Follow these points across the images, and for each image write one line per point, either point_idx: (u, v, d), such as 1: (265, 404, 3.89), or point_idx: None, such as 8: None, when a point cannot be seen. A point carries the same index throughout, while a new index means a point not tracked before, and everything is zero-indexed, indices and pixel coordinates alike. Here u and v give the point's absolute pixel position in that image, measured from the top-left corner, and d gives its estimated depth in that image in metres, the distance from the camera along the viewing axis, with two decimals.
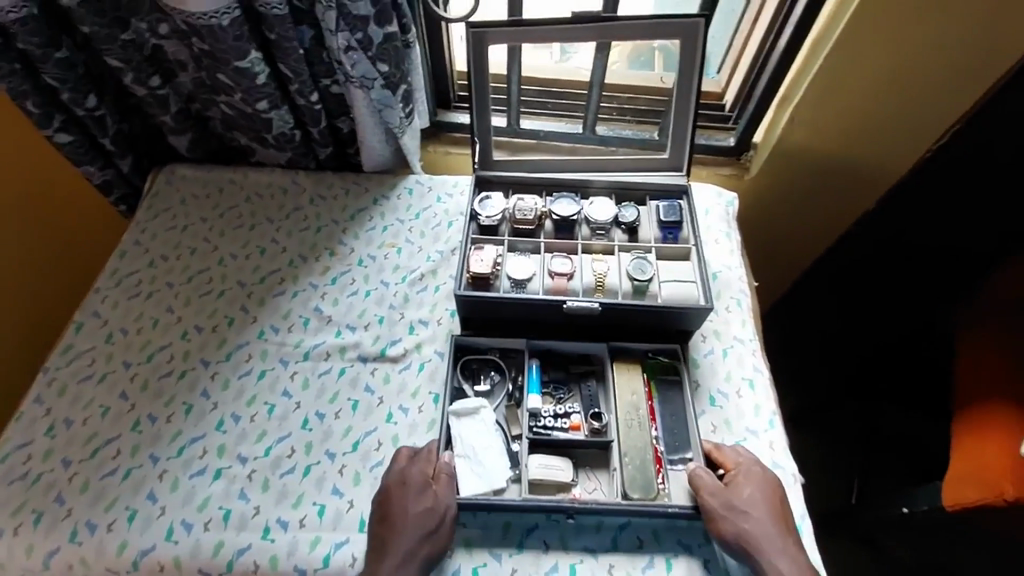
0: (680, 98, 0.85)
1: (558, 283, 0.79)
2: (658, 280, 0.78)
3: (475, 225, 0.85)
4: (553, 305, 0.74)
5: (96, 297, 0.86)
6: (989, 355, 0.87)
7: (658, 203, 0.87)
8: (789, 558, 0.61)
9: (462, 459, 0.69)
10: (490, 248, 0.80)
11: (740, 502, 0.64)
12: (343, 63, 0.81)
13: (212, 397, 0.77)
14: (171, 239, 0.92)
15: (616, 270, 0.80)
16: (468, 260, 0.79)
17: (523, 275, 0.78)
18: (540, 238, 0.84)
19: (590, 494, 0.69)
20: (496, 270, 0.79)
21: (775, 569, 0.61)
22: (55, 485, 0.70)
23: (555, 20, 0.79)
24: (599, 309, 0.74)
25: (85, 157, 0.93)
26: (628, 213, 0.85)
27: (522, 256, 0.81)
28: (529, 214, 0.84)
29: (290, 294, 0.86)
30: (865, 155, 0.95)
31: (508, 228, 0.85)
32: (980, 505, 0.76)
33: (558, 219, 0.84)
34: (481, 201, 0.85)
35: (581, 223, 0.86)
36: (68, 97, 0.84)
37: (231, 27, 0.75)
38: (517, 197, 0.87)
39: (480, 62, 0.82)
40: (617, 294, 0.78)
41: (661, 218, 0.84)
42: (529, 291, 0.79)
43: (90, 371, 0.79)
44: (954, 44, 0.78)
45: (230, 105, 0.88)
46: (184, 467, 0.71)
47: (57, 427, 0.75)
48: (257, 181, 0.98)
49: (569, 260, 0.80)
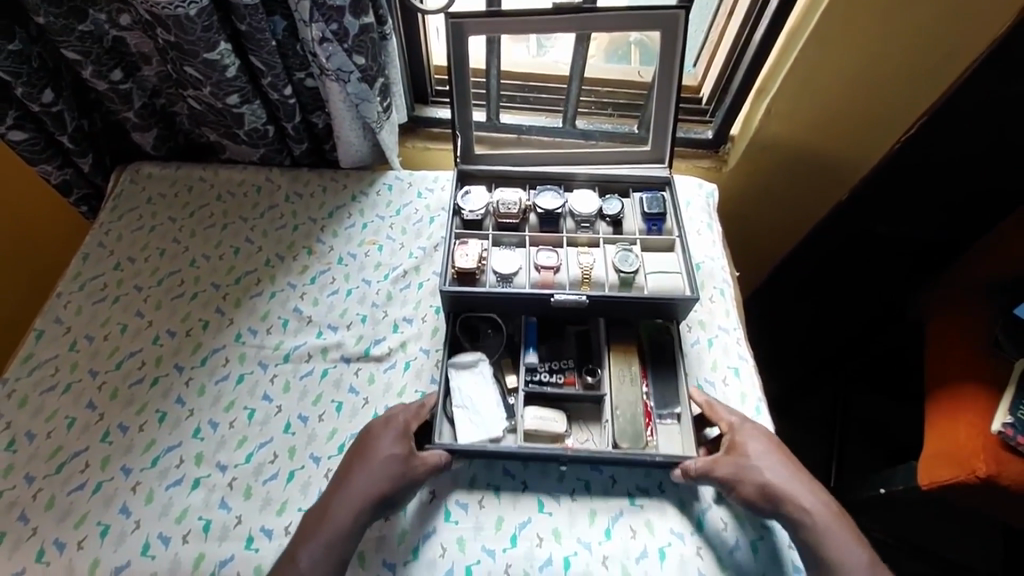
0: (661, 89, 0.85)
1: (544, 276, 0.78)
2: (643, 272, 0.78)
3: (459, 220, 0.83)
4: (540, 298, 0.73)
5: (57, 303, 0.81)
6: (959, 336, 0.90)
7: (640, 195, 0.87)
8: (811, 495, 0.62)
9: (461, 410, 0.70)
10: (475, 243, 0.79)
11: (750, 461, 0.64)
12: (318, 55, 0.78)
13: (187, 404, 0.74)
14: (139, 240, 0.88)
15: (602, 263, 0.80)
16: (453, 255, 0.78)
17: (509, 269, 0.78)
18: (525, 232, 0.83)
19: (582, 445, 0.71)
20: (481, 265, 0.78)
21: (804, 510, 0.61)
22: (18, 502, 0.66)
23: (534, 11, 0.78)
24: (586, 302, 0.73)
25: (42, 155, 0.88)
26: (612, 205, 0.85)
27: (507, 250, 0.80)
28: (513, 208, 0.83)
29: (268, 296, 0.83)
30: (839, 147, 0.97)
31: (492, 223, 0.84)
32: (953, 482, 0.80)
33: (542, 213, 0.84)
34: (462, 195, 0.84)
35: (565, 217, 0.85)
36: (22, 92, 0.79)
37: (199, 17, 0.71)
38: (501, 191, 0.86)
39: (460, 54, 0.81)
40: (603, 286, 0.78)
41: (645, 210, 0.84)
42: (515, 285, 0.78)
43: (53, 382, 0.75)
44: (921, 36, 0.81)
45: (198, 100, 0.84)
46: (160, 478, 0.68)
47: (19, 442, 0.70)
48: (229, 179, 0.94)
49: (555, 253, 0.80)
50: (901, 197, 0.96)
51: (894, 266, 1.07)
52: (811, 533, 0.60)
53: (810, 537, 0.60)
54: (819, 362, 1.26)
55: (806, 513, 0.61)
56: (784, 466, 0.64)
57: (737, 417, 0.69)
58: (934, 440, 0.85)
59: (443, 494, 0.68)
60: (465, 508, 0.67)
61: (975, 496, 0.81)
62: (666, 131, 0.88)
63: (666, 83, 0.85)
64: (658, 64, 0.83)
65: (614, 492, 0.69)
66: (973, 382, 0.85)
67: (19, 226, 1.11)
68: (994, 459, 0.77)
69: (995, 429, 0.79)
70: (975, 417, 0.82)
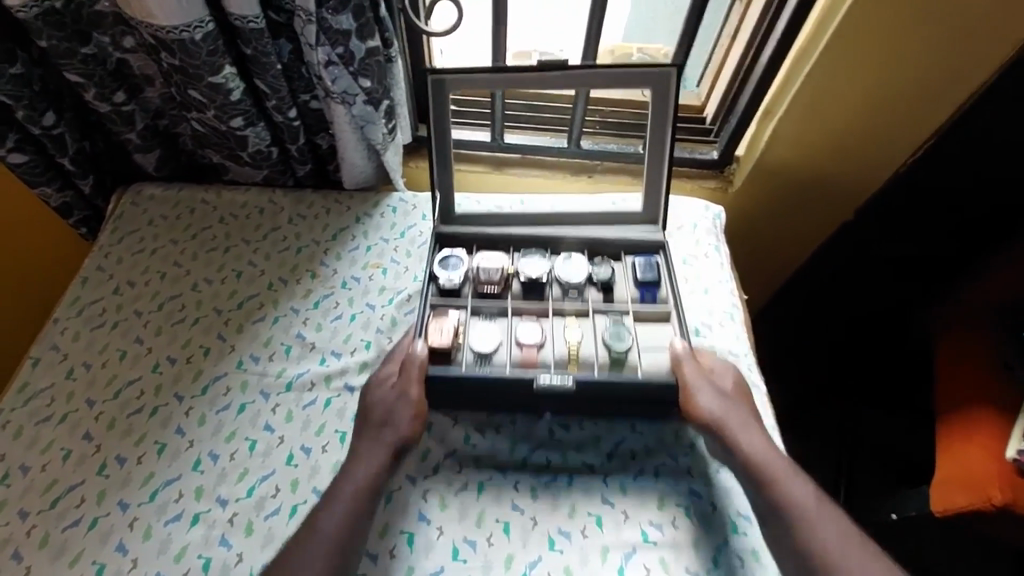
0: (657, 121, 0.80)
1: (527, 354, 0.73)
2: (635, 349, 0.73)
3: (435, 288, 0.78)
4: (520, 382, 0.69)
5: (55, 329, 0.80)
6: (971, 358, 0.89)
7: (634, 259, 0.82)
8: (751, 430, 0.67)
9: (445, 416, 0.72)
10: (452, 315, 0.74)
11: (709, 402, 0.68)
12: (323, 78, 0.78)
13: (187, 434, 0.72)
14: (139, 264, 0.86)
15: (590, 337, 0.75)
16: (428, 330, 0.72)
17: (488, 347, 0.72)
18: (508, 301, 0.79)
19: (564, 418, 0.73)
20: (458, 341, 0.73)
21: (740, 442, 0.66)
22: (11, 540, 0.64)
23: (517, 72, 0.75)
24: (573, 386, 0.68)
25: (42, 177, 0.87)
26: (602, 270, 0.80)
27: (487, 322, 0.76)
28: (495, 275, 0.78)
29: (270, 321, 0.82)
30: (849, 168, 0.97)
31: (472, 289, 0.79)
32: (970, 510, 0.77)
33: (526, 280, 0.79)
34: (443, 261, 0.79)
35: (552, 283, 0.80)
36: (22, 114, 0.78)
37: (205, 42, 0.71)
38: (483, 254, 0.81)
39: (441, 108, 0.78)
40: (592, 365, 0.73)
41: (638, 277, 0.79)
42: (494, 364, 0.73)
43: (49, 412, 0.73)
44: (927, 62, 0.81)
45: (202, 122, 0.84)
46: (159, 513, 0.66)
47: (13, 475, 0.68)
48: (232, 200, 0.93)
49: (539, 328, 0.75)
50: None
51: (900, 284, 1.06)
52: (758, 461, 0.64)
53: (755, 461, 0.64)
54: (823, 373, 1.24)
55: (744, 447, 0.65)
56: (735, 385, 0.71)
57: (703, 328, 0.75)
58: (947, 466, 0.83)
59: (449, 531, 0.66)
60: (474, 546, 0.65)
61: (991, 523, 0.79)
62: (661, 163, 0.83)
63: (660, 123, 0.80)
64: (652, 103, 0.79)
65: (626, 528, 0.67)
66: (986, 405, 0.84)
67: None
68: (1011, 487, 0.75)
69: (1010, 456, 0.78)
70: (988, 439, 0.81)
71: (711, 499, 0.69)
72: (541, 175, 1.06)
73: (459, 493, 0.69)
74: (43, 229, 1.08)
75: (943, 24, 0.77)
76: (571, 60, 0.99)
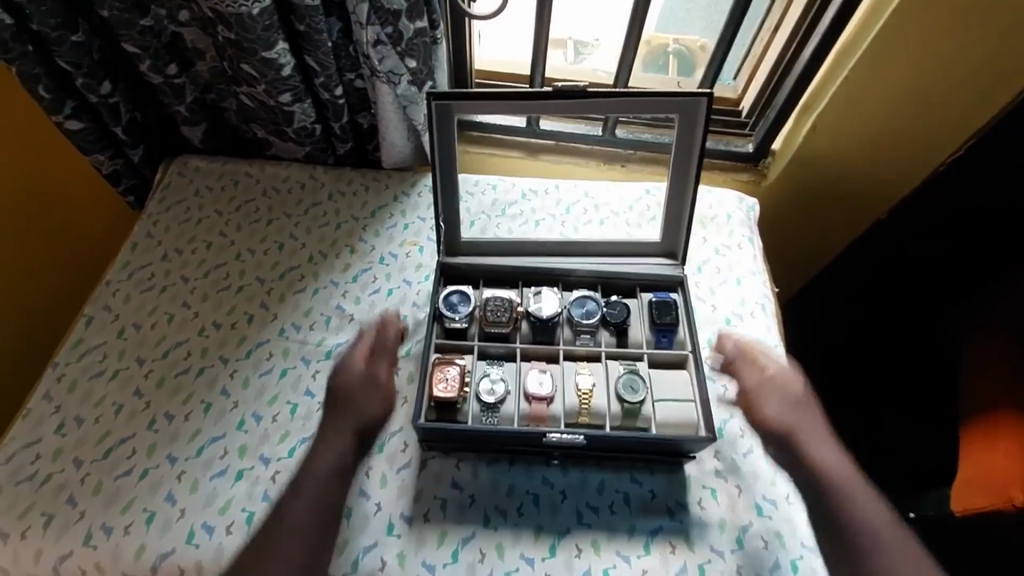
0: (680, 156, 0.76)
1: (536, 407, 0.68)
2: (651, 400, 0.69)
3: (440, 326, 0.74)
4: (530, 438, 0.65)
5: (107, 290, 0.83)
6: (999, 361, 0.89)
7: (650, 297, 0.77)
8: (822, 443, 0.71)
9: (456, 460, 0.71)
10: (456, 363, 0.69)
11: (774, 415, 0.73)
12: (370, 57, 0.80)
13: (232, 395, 0.75)
14: (186, 232, 0.89)
15: (604, 387, 0.70)
16: (431, 380, 0.68)
17: (495, 397, 0.68)
18: (516, 342, 0.74)
19: (576, 463, 0.71)
20: (463, 393, 0.68)
21: (810, 452, 0.71)
22: (66, 486, 0.68)
23: (531, 94, 0.70)
24: (582, 442, 0.65)
25: (96, 145, 0.90)
26: (617, 311, 0.75)
27: (492, 368, 0.71)
28: (503, 315, 0.73)
29: (311, 292, 0.84)
30: (887, 165, 0.96)
31: (478, 329, 0.74)
32: (990, 510, 0.78)
33: (535, 321, 0.74)
34: (449, 298, 0.74)
35: (562, 324, 0.75)
36: (82, 82, 0.81)
37: (261, 17, 0.73)
38: (492, 289, 0.76)
39: (445, 138, 0.75)
40: (604, 417, 0.68)
41: (655, 320, 0.74)
42: (502, 414, 0.69)
43: (101, 368, 0.76)
44: (975, 57, 0.81)
45: (251, 97, 0.86)
46: (204, 468, 0.69)
47: (68, 426, 0.72)
48: (275, 175, 0.96)
49: (548, 378, 0.70)
50: (945, 217, 0.96)
51: (929, 288, 1.04)
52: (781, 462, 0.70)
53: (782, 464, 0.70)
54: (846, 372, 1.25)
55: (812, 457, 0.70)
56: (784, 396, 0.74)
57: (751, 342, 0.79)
58: (972, 467, 0.83)
59: (481, 500, 0.68)
60: (504, 515, 0.67)
61: (1013, 524, 0.79)
62: (682, 198, 0.78)
63: (684, 160, 0.76)
64: (677, 138, 0.75)
65: (653, 506, 0.68)
66: (1015, 409, 0.83)
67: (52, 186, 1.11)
68: None
69: None
70: (1016, 441, 0.80)
71: (737, 483, 0.70)
72: (574, 162, 1.07)
73: (490, 464, 0.71)
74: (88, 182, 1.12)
75: (992, 21, 0.77)
76: (609, 48, 1.01)
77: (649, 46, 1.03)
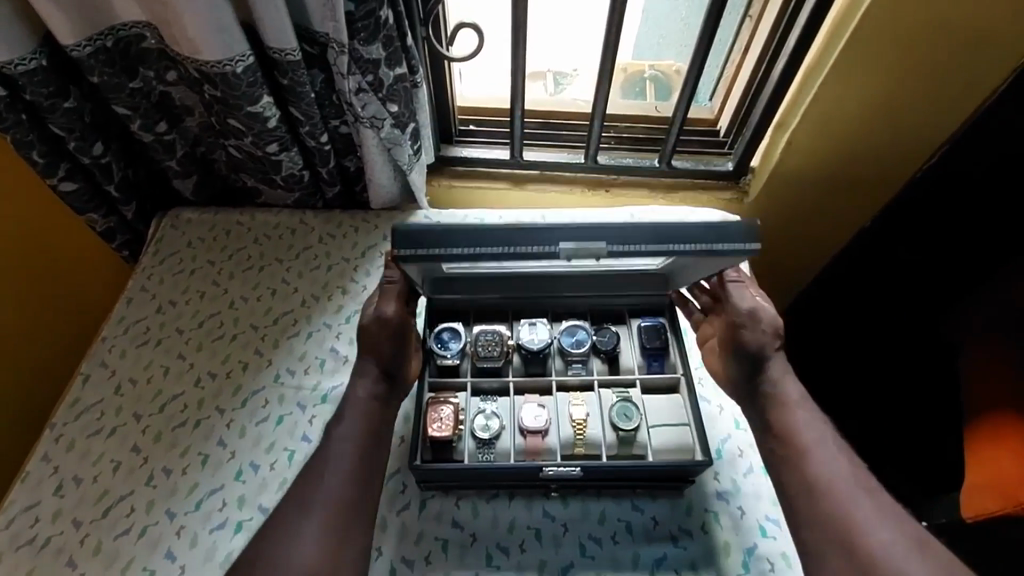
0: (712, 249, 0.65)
1: (531, 441, 0.69)
2: (646, 426, 0.69)
3: (433, 366, 0.74)
4: (527, 472, 0.65)
5: (103, 346, 0.84)
6: (994, 362, 0.89)
7: (639, 322, 0.78)
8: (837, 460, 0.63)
9: (454, 498, 0.70)
10: (449, 403, 0.70)
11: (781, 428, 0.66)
12: (353, 105, 0.82)
13: (229, 445, 0.75)
14: (180, 284, 0.91)
15: (598, 416, 0.70)
16: (425, 420, 0.68)
17: (489, 433, 0.69)
18: (508, 376, 0.74)
19: (577, 495, 0.70)
20: (459, 430, 0.69)
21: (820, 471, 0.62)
22: (65, 550, 0.68)
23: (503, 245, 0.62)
24: (579, 473, 0.66)
25: (89, 205, 0.92)
26: (606, 338, 0.76)
27: (486, 403, 0.71)
28: (494, 350, 0.74)
29: (304, 336, 0.85)
30: (865, 174, 0.98)
31: (470, 365, 0.75)
32: (1005, 514, 0.76)
33: (526, 354, 0.74)
34: (440, 336, 0.75)
35: (553, 354, 0.76)
36: (74, 145, 0.83)
37: (245, 74, 0.75)
38: (482, 325, 0.77)
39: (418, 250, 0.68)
40: (600, 446, 0.69)
41: (644, 346, 0.75)
42: (497, 450, 0.69)
43: (99, 426, 0.77)
44: (938, 67, 0.83)
45: (239, 149, 0.88)
46: (204, 522, 0.69)
47: (66, 486, 0.72)
48: (265, 222, 0.97)
49: (543, 410, 0.70)
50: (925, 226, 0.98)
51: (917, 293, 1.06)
52: (845, 522, 0.58)
53: (837, 516, 0.59)
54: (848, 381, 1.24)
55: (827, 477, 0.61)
56: (830, 443, 0.65)
57: (786, 372, 0.69)
58: (976, 472, 0.82)
59: (483, 538, 0.68)
60: (506, 552, 0.67)
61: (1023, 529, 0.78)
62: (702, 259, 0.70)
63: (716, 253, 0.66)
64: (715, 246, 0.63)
65: (656, 534, 0.68)
66: (1012, 409, 0.83)
67: (44, 240, 1.11)
68: None
69: None
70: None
71: (739, 504, 0.69)
72: (560, 189, 1.10)
73: (490, 500, 0.70)
74: (82, 232, 1.12)
75: (950, 35, 0.80)
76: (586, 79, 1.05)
77: (626, 73, 1.06)
